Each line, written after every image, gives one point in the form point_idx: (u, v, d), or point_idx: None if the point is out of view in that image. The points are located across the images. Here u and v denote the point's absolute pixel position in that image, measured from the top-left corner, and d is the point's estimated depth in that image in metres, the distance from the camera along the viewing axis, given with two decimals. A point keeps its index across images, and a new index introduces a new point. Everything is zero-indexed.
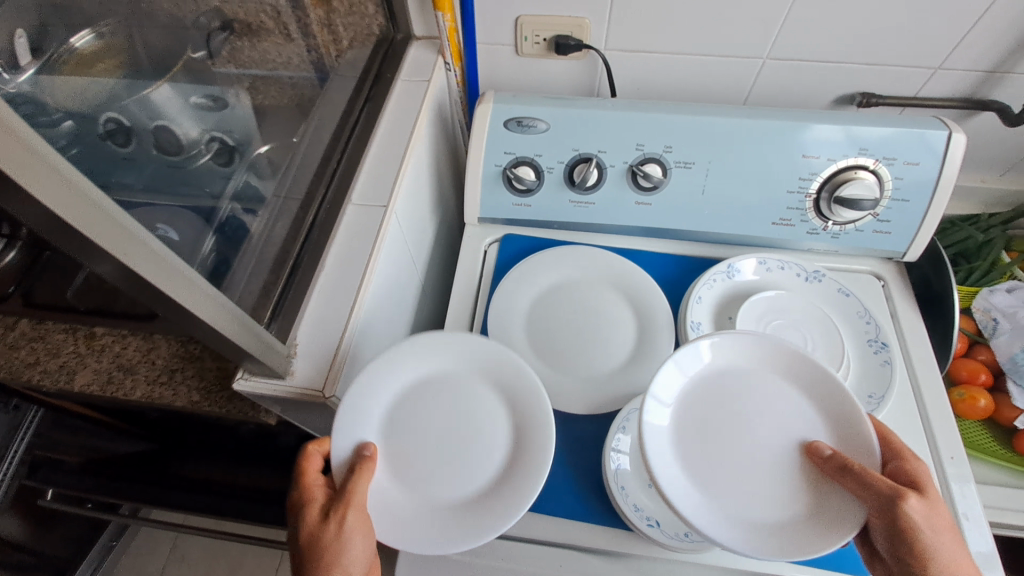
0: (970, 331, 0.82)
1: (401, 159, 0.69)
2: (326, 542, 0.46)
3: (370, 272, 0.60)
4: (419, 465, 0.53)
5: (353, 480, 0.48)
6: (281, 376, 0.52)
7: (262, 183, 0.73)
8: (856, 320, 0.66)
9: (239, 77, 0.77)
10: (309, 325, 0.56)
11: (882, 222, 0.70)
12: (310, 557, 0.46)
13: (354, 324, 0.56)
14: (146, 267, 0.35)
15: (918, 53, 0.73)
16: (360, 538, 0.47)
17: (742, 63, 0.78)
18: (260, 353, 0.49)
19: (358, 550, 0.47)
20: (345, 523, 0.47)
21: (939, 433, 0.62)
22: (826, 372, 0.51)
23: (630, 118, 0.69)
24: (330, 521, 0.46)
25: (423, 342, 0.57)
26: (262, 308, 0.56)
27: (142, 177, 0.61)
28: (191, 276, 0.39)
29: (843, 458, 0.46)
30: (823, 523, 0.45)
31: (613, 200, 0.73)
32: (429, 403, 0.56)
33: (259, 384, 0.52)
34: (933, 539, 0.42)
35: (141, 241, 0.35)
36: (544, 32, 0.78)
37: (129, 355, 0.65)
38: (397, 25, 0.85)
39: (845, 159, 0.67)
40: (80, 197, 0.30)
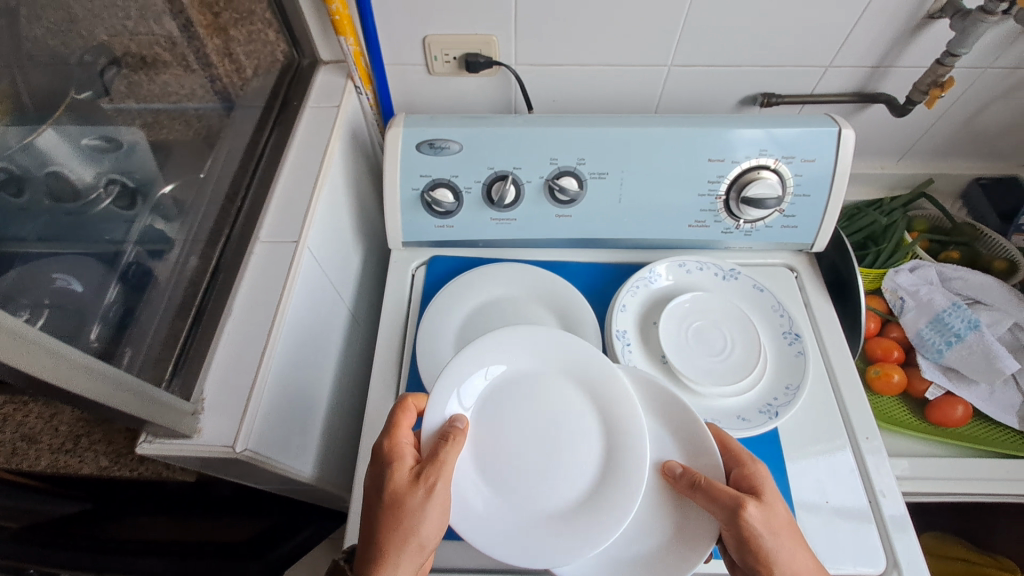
0: (881, 311, 0.85)
1: (312, 190, 0.67)
2: (414, 505, 0.47)
3: (283, 311, 0.59)
4: (505, 462, 0.54)
5: (447, 451, 0.49)
6: (188, 435, 0.52)
7: (168, 227, 0.68)
8: (771, 314, 0.69)
9: (138, 112, 0.70)
10: (216, 374, 0.56)
11: (789, 217, 0.73)
12: (401, 518, 0.47)
13: (266, 366, 0.56)
14: (92, 391, 0.43)
15: (809, 54, 0.77)
16: (438, 507, 0.49)
17: (649, 71, 0.80)
18: (157, 415, 0.48)
19: (437, 518, 0.48)
20: (442, 486, 0.49)
21: (853, 414, 0.65)
22: (675, 402, 0.58)
23: (540, 134, 0.70)
24: (431, 489, 0.48)
25: (508, 339, 0.57)
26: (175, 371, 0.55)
27: (35, 232, 0.55)
28: (81, 361, 0.42)
29: (692, 475, 0.52)
30: (679, 547, 0.52)
31: (533, 215, 0.74)
32: (522, 400, 0.57)
33: (165, 446, 0.52)
34: (773, 542, 0.48)
35: (90, 369, 0.43)
36: (453, 51, 0.77)
37: (32, 423, 0.63)
38: (302, 49, 0.82)
39: (749, 159, 0.70)
40: (48, 353, 0.39)
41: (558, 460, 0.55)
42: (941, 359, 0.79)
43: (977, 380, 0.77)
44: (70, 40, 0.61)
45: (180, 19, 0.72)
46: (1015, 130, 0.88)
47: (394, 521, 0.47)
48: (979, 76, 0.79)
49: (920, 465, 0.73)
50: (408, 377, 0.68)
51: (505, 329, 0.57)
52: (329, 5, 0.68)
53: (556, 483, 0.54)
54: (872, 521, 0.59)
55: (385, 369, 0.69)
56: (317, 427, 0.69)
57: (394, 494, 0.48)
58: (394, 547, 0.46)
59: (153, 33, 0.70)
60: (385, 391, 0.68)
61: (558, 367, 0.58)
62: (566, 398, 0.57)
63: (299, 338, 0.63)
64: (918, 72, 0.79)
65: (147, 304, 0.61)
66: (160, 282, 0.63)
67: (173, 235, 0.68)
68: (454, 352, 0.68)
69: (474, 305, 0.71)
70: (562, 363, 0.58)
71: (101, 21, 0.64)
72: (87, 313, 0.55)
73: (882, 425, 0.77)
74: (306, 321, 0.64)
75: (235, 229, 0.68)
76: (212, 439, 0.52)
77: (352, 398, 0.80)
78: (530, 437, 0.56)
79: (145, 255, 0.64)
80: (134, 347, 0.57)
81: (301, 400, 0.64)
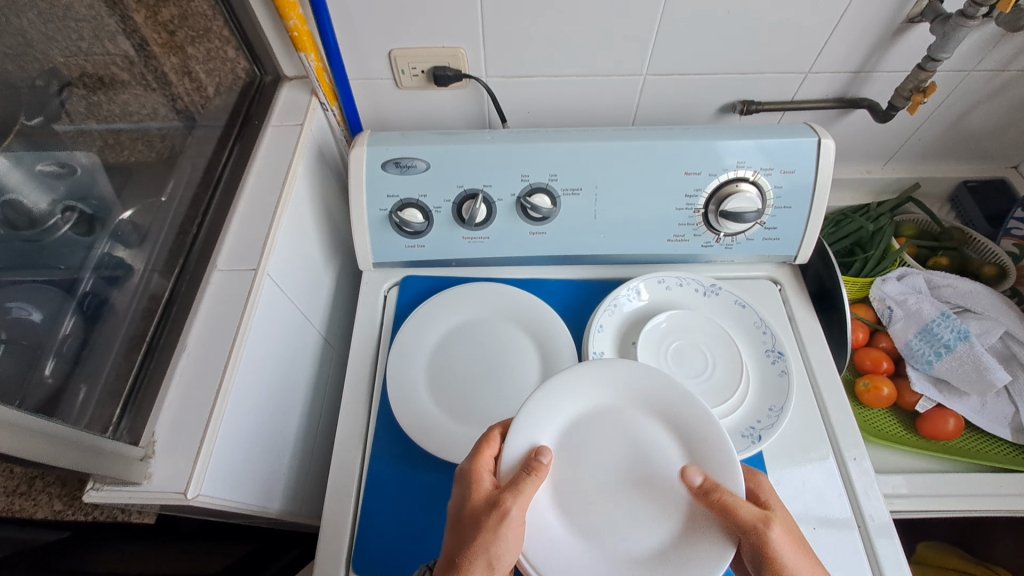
0: (868, 320, 0.83)
1: (274, 213, 0.65)
2: (487, 525, 0.44)
3: (241, 344, 0.57)
4: (589, 503, 0.51)
5: (525, 481, 0.46)
6: (138, 482, 0.50)
7: (129, 254, 0.65)
8: (753, 330, 0.66)
9: (100, 134, 0.66)
10: (169, 417, 0.53)
11: (770, 229, 0.71)
12: (470, 540, 0.44)
13: (223, 405, 0.53)
14: (29, 448, 0.41)
15: (787, 60, 0.74)
16: (513, 535, 0.45)
17: (623, 80, 0.77)
18: (102, 465, 0.46)
19: (511, 545, 0.45)
20: (519, 514, 0.45)
21: (841, 433, 0.63)
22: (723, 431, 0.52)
23: (511, 151, 0.68)
24: (502, 505, 0.45)
25: (581, 376, 0.53)
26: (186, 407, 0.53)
27: None
28: (6, 418, 0.40)
29: (709, 485, 0.47)
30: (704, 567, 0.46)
31: (507, 233, 0.71)
32: (604, 437, 0.53)
33: (113, 493, 0.49)
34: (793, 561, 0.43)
35: (28, 427, 0.41)
36: (421, 64, 0.75)
37: None
38: (263, 65, 0.79)
39: (727, 171, 0.68)
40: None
41: (645, 500, 0.51)
42: (931, 370, 0.77)
43: (969, 392, 0.74)
44: (24, 62, 0.57)
45: (134, 38, 0.69)
46: (1001, 133, 0.86)
47: (465, 542, 0.44)
48: (963, 79, 0.77)
49: (912, 481, 0.70)
50: (378, 405, 0.66)
51: (577, 365, 0.53)
52: (286, 21, 0.66)
53: (642, 526, 0.50)
54: (860, 546, 0.57)
55: (354, 398, 0.67)
56: (284, 460, 0.66)
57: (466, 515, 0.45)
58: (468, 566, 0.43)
59: (109, 53, 0.67)
60: (353, 420, 0.65)
61: (637, 401, 0.54)
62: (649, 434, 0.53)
63: (261, 369, 0.60)
64: (899, 76, 0.77)
65: (103, 336, 0.59)
66: (118, 312, 0.61)
67: (132, 262, 0.65)
68: (426, 379, 0.65)
69: (446, 329, 0.69)
70: (640, 397, 0.54)
71: (56, 43, 0.60)
72: (41, 347, 0.53)
73: (872, 440, 0.75)
74: (268, 350, 0.62)
75: (194, 257, 0.65)
76: (163, 484, 0.49)
77: (322, 425, 0.77)
78: (614, 475, 0.52)
79: (101, 284, 0.61)
80: (89, 384, 0.55)
81: (263, 436, 0.61)
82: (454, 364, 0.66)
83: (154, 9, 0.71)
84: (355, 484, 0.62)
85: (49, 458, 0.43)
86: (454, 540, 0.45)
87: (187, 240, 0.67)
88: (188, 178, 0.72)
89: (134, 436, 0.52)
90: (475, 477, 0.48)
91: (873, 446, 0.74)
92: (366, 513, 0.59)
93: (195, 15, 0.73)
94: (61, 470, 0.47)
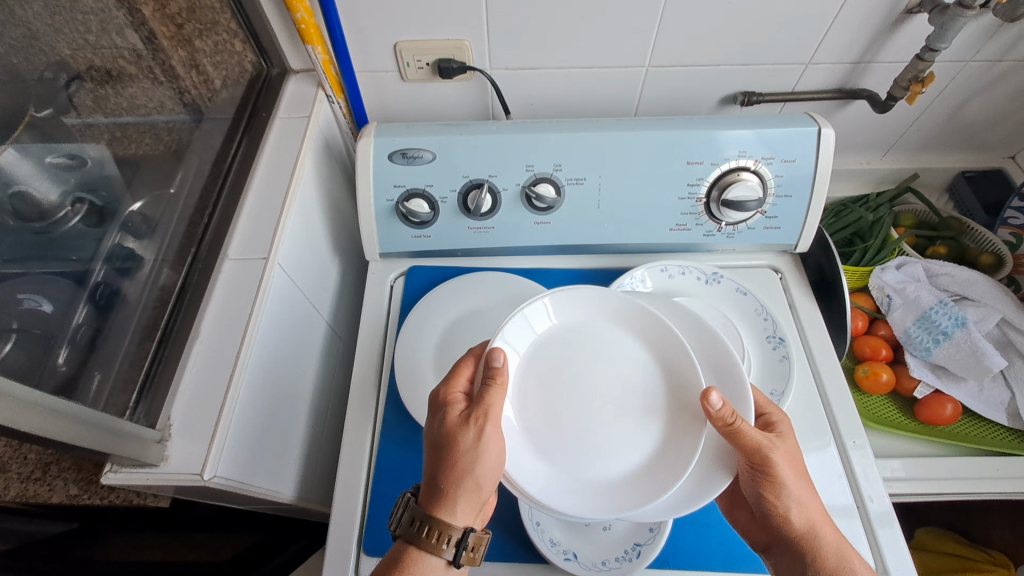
0: (868, 309, 0.85)
1: (282, 203, 0.66)
2: (466, 443, 0.47)
3: (253, 331, 0.58)
4: (566, 420, 0.53)
5: (493, 395, 0.48)
6: (155, 464, 0.51)
7: (139, 246, 0.66)
8: (755, 318, 0.68)
9: (107, 128, 0.67)
10: (183, 402, 0.54)
11: (771, 218, 0.72)
12: (454, 459, 0.47)
13: (235, 391, 0.54)
14: (50, 429, 0.42)
15: (787, 51, 0.75)
16: (495, 449, 0.48)
17: (625, 73, 0.78)
18: (120, 447, 0.47)
19: (493, 458, 0.47)
20: (492, 426, 0.48)
21: (840, 416, 0.64)
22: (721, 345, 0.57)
23: (516, 141, 0.69)
24: (477, 422, 0.47)
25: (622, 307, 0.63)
26: (201, 395, 0.54)
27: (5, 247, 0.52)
28: (26, 399, 0.41)
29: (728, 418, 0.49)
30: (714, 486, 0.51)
31: (511, 223, 0.72)
32: (591, 358, 0.55)
33: (130, 475, 0.51)
34: (786, 485, 0.49)
35: (47, 409, 0.42)
36: (426, 57, 0.76)
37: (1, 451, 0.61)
38: (270, 58, 0.80)
39: (729, 161, 0.69)
40: (10, 401, 0.39)
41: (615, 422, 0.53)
42: (929, 356, 0.78)
43: (966, 377, 0.76)
44: (33, 56, 0.57)
45: (142, 32, 0.70)
46: (999, 123, 0.87)
47: (446, 463, 0.47)
48: (961, 69, 0.78)
49: (909, 464, 0.72)
50: (387, 391, 0.67)
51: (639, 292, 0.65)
52: (294, 14, 0.67)
53: (611, 452, 0.52)
54: (859, 526, 0.58)
55: (363, 385, 0.68)
56: (294, 446, 0.67)
57: (445, 439, 0.47)
58: (455, 480, 0.46)
59: (116, 46, 0.67)
60: (362, 407, 0.66)
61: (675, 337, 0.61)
62: (637, 356, 0.56)
63: (272, 356, 0.62)
64: (898, 67, 0.78)
65: (115, 326, 0.60)
66: (130, 302, 0.62)
67: (143, 252, 0.66)
68: (433, 366, 0.66)
69: (453, 317, 0.70)
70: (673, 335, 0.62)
71: (63, 36, 0.61)
72: (55, 336, 0.54)
73: (871, 425, 0.76)
74: (279, 339, 0.63)
75: (205, 246, 0.66)
76: (179, 466, 0.51)
77: (330, 413, 0.78)
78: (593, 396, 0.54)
79: (113, 275, 0.62)
80: (103, 371, 0.56)
81: (274, 422, 0.62)
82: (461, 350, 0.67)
83: (162, 4, 0.71)
84: (365, 469, 0.63)
85: (70, 440, 0.44)
86: (437, 463, 0.47)
87: (196, 230, 0.68)
88: (196, 171, 0.73)
89: (150, 421, 0.53)
90: (452, 404, 0.50)
91: (871, 430, 0.76)
92: (377, 496, 0.61)
93: (202, 8, 0.73)
94: (79, 453, 0.48)
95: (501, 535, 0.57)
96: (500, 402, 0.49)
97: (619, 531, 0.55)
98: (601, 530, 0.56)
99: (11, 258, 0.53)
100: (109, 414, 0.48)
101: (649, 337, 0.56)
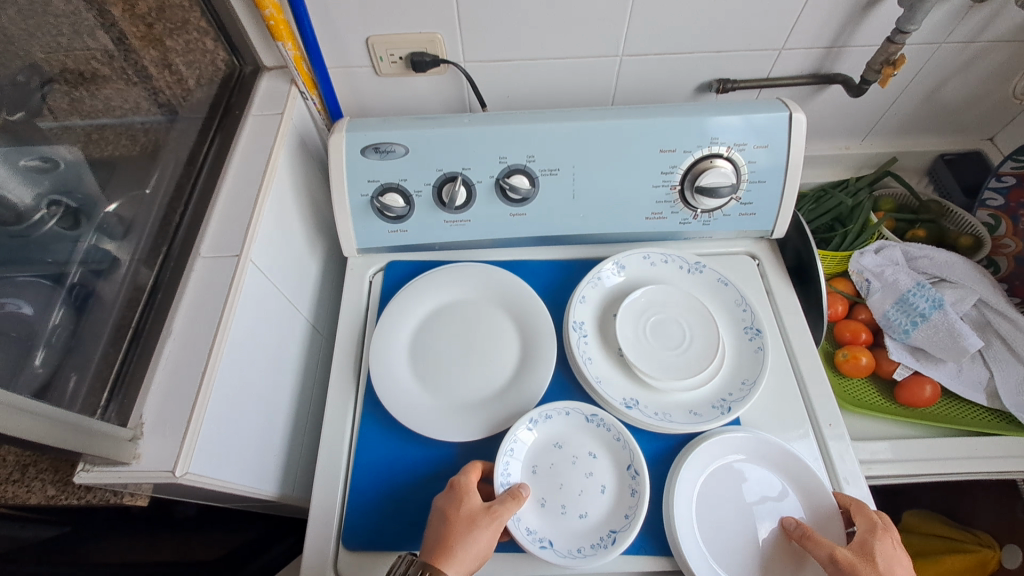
0: (848, 294, 0.85)
1: (256, 199, 0.66)
2: (460, 517, 0.52)
3: (226, 330, 0.58)
4: (716, 528, 0.56)
5: (507, 504, 0.53)
6: (128, 462, 0.51)
7: (115, 247, 0.66)
8: (733, 308, 0.68)
9: (83, 130, 0.66)
10: (157, 401, 0.54)
11: (746, 205, 0.72)
12: (444, 524, 0.52)
13: (209, 389, 0.55)
14: (9, 424, 0.42)
15: (759, 36, 0.75)
16: (480, 547, 0.51)
17: (599, 62, 0.78)
18: (92, 446, 0.48)
19: (477, 555, 0.51)
20: (498, 524, 0.53)
21: (816, 397, 0.64)
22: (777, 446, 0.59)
23: (488, 133, 0.69)
24: (458, 497, 0.54)
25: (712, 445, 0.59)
26: (174, 395, 0.54)
27: None
28: None
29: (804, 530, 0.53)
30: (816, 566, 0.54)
31: (487, 216, 0.72)
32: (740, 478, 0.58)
33: (105, 473, 0.51)
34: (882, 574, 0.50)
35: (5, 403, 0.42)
36: (398, 51, 0.76)
37: None
38: (243, 56, 0.81)
39: (701, 149, 0.69)
40: None
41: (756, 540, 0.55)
42: (908, 340, 0.78)
43: (944, 359, 0.76)
44: (6, 59, 0.56)
45: (113, 32, 0.70)
46: (975, 104, 0.87)
47: (442, 525, 0.52)
48: (934, 51, 0.78)
49: (892, 446, 0.72)
50: (365, 386, 0.67)
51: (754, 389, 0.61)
52: (263, 11, 0.67)
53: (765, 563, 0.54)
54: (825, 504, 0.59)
55: (341, 380, 0.68)
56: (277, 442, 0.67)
57: (460, 507, 0.53)
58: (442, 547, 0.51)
59: (88, 48, 0.67)
60: (340, 401, 0.66)
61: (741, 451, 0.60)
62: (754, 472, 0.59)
63: (248, 354, 0.62)
64: (871, 51, 0.78)
65: (91, 326, 0.60)
66: (105, 302, 0.62)
67: (118, 254, 0.66)
68: (409, 359, 0.66)
69: (430, 310, 0.70)
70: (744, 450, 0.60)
71: (35, 38, 0.60)
72: (32, 338, 0.54)
73: (851, 409, 0.76)
74: (254, 337, 0.63)
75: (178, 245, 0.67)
76: (153, 464, 0.51)
77: (312, 410, 0.78)
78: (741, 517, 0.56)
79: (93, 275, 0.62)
80: (79, 372, 0.56)
81: (251, 417, 0.63)
82: (436, 342, 0.67)
83: (131, 3, 0.71)
84: (344, 462, 0.63)
85: (36, 437, 0.44)
86: (442, 526, 0.52)
87: (171, 229, 0.68)
88: (172, 170, 0.73)
89: (124, 419, 0.53)
90: (461, 492, 0.54)
91: (850, 414, 0.76)
92: (354, 493, 0.60)
93: (172, 7, 0.73)
94: (51, 451, 0.49)
95: None
96: (473, 517, 0.52)
97: (595, 518, 0.56)
98: (577, 517, 0.56)
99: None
100: (76, 412, 0.48)
101: (789, 469, 0.58)
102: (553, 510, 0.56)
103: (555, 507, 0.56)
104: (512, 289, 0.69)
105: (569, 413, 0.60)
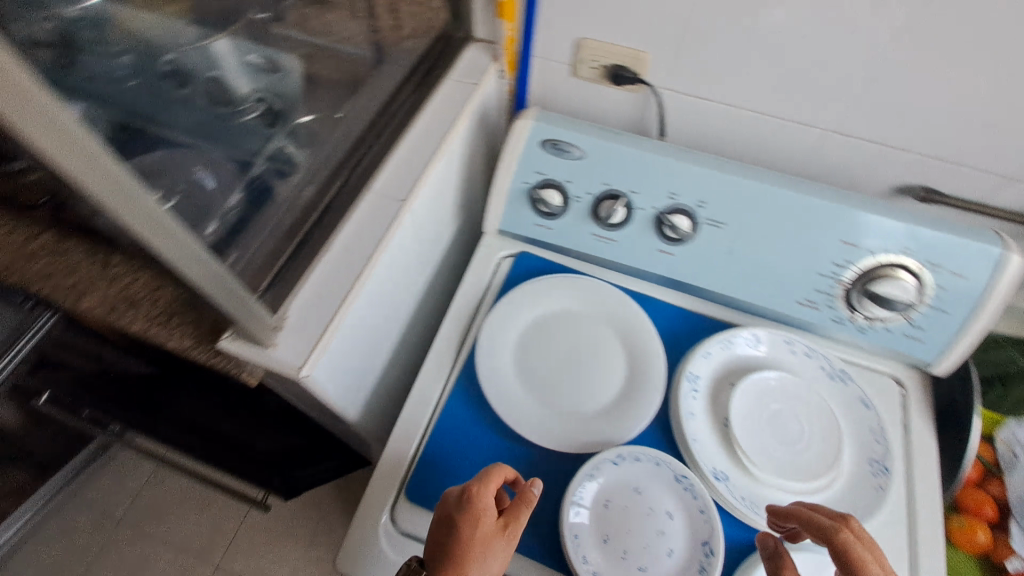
0: (987, 460, 0.79)
1: (434, 153, 0.69)
2: (475, 538, 0.50)
3: (374, 263, 0.61)
4: None
5: (519, 519, 0.52)
6: (264, 346, 0.55)
7: (296, 153, 0.67)
8: (867, 433, 0.61)
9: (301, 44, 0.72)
10: (301, 303, 0.58)
11: (914, 327, 0.65)
12: (458, 547, 0.49)
13: (346, 310, 0.58)
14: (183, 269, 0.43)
15: (995, 159, 0.68)
16: (492, 568, 0.50)
17: (803, 131, 0.74)
18: (248, 322, 0.52)
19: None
20: (511, 544, 0.52)
21: (926, 558, 0.58)
22: None
23: (670, 166, 0.67)
24: (474, 516, 0.51)
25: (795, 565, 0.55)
26: (312, 303, 0.58)
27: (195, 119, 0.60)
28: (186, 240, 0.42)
29: None
30: None
31: (636, 243, 0.71)
32: None
33: (241, 347, 0.56)
34: None
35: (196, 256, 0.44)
36: (604, 59, 0.76)
37: (135, 288, 0.67)
38: (459, 23, 0.83)
39: (887, 254, 0.63)
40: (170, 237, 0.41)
41: None
42: None
43: None
44: None
45: None
46: None
47: (456, 545, 0.49)
48: None
49: None
50: (466, 358, 0.68)
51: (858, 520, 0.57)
52: None
53: None
54: None
55: (447, 344, 0.69)
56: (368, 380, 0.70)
57: (477, 526, 0.50)
58: (454, 571, 0.48)
59: None
60: (439, 365, 0.68)
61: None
62: None
63: (381, 290, 0.65)
64: None
65: (261, 219, 0.60)
66: (275, 203, 0.62)
67: (297, 162, 0.66)
68: (514, 351, 0.67)
69: (547, 312, 0.70)
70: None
71: None
72: (211, 208, 0.54)
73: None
74: (390, 278, 0.66)
75: (353, 176, 0.70)
76: (282, 356, 0.55)
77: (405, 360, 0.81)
78: None
79: (279, 174, 0.65)
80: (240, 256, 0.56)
81: (365, 347, 0.66)
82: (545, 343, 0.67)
83: None
84: (427, 422, 0.64)
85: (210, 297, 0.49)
86: (455, 546, 0.49)
87: (352, 160, 0.70)
88: (364, 107, 0.75)
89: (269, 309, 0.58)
90: (478, 508, 0.51)
91: None
92: (428, 455, 0.61)
93: None
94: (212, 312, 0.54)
95: (536, 530, 0.57)
96: (484, 537, 0.50)
97: None
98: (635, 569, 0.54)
99: (191, 133, 0.59)
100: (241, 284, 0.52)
101: None
102: (614, 550, 0.54)
103: (616, 549, 0.54)
104: (636, 323, 0.67)
105: (658, 464, 0.58)
